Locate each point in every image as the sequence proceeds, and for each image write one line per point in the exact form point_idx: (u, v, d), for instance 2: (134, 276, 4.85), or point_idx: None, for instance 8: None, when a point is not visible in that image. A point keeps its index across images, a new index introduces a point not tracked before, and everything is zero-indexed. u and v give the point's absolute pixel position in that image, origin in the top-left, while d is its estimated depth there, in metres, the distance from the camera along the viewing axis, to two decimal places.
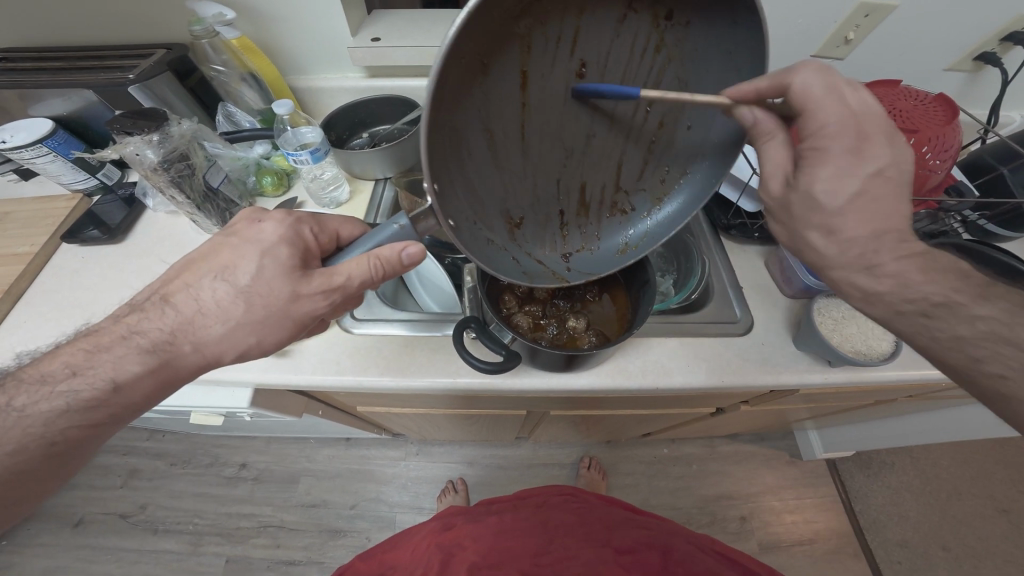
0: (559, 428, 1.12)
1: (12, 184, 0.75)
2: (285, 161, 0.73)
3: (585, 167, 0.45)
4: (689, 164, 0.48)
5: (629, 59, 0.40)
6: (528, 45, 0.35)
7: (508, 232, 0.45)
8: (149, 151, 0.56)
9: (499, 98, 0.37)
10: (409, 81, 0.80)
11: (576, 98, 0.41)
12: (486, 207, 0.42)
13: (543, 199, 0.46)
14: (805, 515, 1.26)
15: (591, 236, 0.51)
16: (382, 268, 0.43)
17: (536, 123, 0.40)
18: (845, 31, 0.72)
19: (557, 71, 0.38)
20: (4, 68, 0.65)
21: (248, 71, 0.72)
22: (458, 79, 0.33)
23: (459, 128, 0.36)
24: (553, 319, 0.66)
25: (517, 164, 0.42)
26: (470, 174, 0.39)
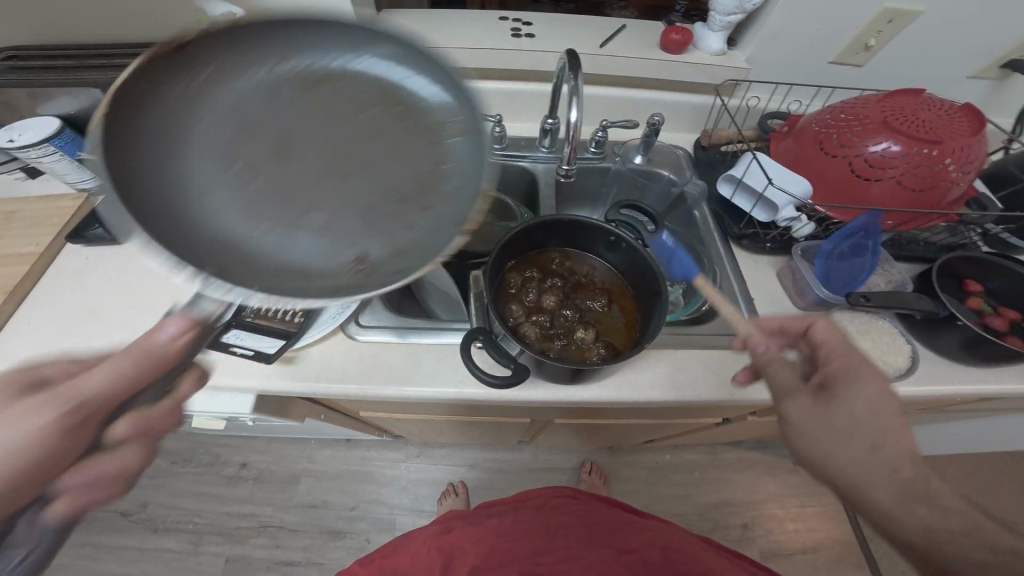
0: (562, 434, 1.11)
1: (16, 182, 0.73)
2: None
3: (383, 173, 0.43)
4: (439, 103, 0.45)
5: (202, 87, 0.41)
6: (176, 127, 0.39)
7: (356, 269, 0.38)
8: None
9: (222, 182, 0.40)
10: None
11: (244, 128, 0.42)
12: (308, 262, 0.38)
13: (362, 222, 0.40)
14: (807, 523, 1.25)
15: (438, 224, 0.41)
16: (148, 361, 0.38)
17: (294, 171, 0.41)
18: (866, 37, 0.70)
19: (186, 116, 0.40)
20: (13, 66, 0.65)
21: None
22: (177, 197, 0.38)
23: (221, 221, 0.38)
24: (561, 329, 0.63)
25: (310, 207, 0.40)
26: (260, 254, 0.38)
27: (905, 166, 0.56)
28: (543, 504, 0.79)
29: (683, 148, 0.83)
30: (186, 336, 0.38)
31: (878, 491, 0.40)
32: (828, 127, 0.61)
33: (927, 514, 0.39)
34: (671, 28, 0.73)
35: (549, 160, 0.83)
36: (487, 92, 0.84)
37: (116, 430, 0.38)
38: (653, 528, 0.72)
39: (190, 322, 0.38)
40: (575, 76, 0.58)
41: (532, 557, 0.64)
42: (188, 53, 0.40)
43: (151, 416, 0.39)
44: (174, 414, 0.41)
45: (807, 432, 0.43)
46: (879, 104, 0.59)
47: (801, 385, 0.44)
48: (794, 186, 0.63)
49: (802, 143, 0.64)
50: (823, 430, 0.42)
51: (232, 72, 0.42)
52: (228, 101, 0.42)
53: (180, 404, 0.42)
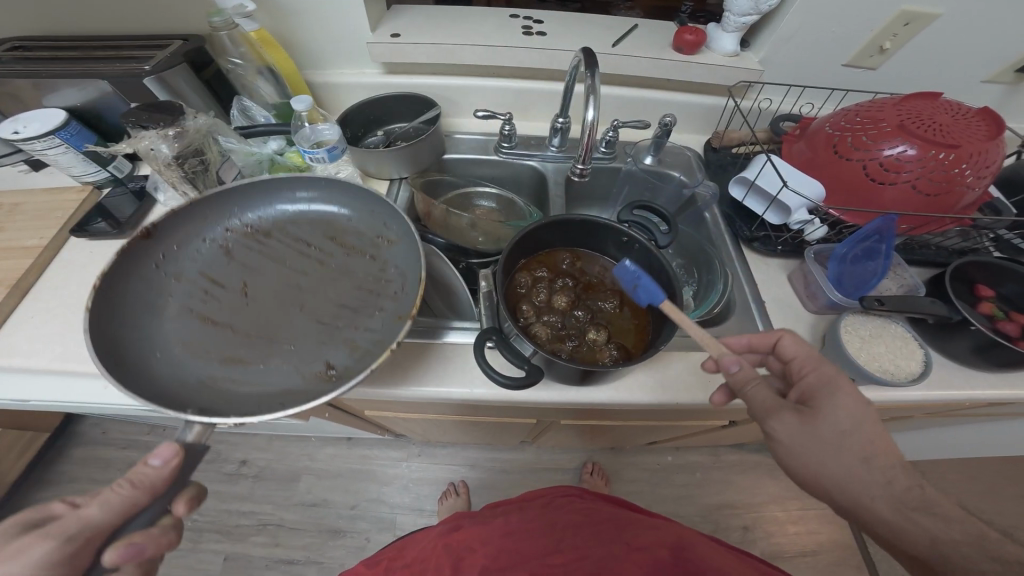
0: (565, 435, 1.10)
1: (21, 175, 0.72)
2: (300, 158, 0.69)
3: (323, 300, 0.56)
4: (360, 232, 0.61)
5: (179, 251, 0.56)
6: (160, 304, 0.52)
7: (330, 378, 0.50)
8: (164, 145, 0.55)
9: (198, 336, 0.51)
10: (426, 80, 0.82)
11: (228, 290, 0.55)
12: (291, 380, 0.50)
13: (325, 338, 0.53)
14: (808, 526, 1.25)
15: (382, 324, 0.54)
16: (145, 485, 0.38)
17: (268, 316, 0.54)
18: (881, 40, 0.70)
19: (171, 288, 0.53)
20: (17, 56, 0.63)
21: (265, 65, 0.69)
22: (190, 356, 0.49)
23: (229, 364, 0.50)
24: (572, 331, 0.63)
25: (287, 339, 0.53)
26: (242, 387, 0.48)
27: (921, 170, 0.56)
28: (549, 505, 0.78)
29: (693, 150, 0.83)
30: (173, 461, 0.39)
31: (875, 503, 0.40)
32: (843, 130, 0.61)
33: (928, 522, 0.39)
34: (685, 28, 0.72)
35: (558, 159, 0.82)
36: (497, 90, 0.84)
37: (107, 559, 0.36)
38: (664, 527, 0.71)
39: (176, 450, 0.39)
40: (592, 75, 0.58)
41: (540, 558, 0.63)
42: (153, 238, 0.54)
43: (138, 538, 0.37)
44: (167, 536, 0.38)
45: (797, 449, 0.42)
46: (895, 107, 0.59)
47: (781, 401, 0.44)
48: (807, 188, 0.62)
49: (815, 146, 0.64)
50: (812, 445, 0.42)
51: (168, 239, 0.55)
52: (170, 265, 0.55)
53: (176, 526, 0.39)
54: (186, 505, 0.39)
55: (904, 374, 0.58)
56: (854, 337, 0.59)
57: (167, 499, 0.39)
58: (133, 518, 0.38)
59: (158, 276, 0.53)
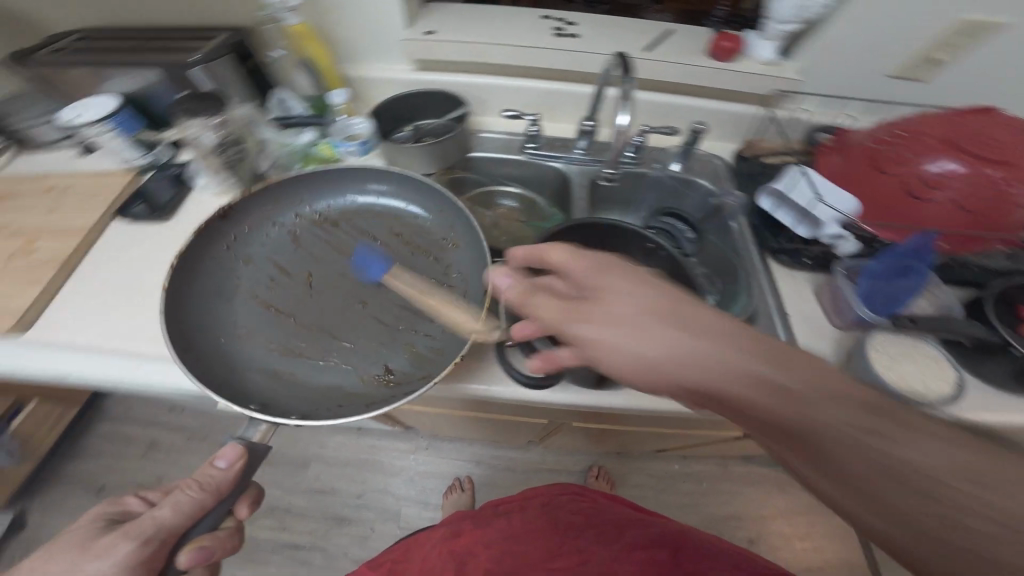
0: (574, 437, 1.10)
1: (73, 157, 0.75)
2: (330, 148, 0.71)
3: (384, 297, 0.60)
4: (423, 230, 0.66)
5: (255, 235, 0.63)
6: (232, 286, 0.59)
7: (384, 382, 0.54)
8: (206, 135, 0.59)
9: (263, 325, 0.57)
10: (456, 78, 0.82)
11: (295, 275, 0.62)
12: (346, 381, 0.54)
13: (383, 339, 0.57)
14: (815, 543, 1.23)
15: (437, 330, 0.58)
16: (206, 493, 0.44)
17: (329, 308, 0.59)
18: (934, 51, 0.67)
19: (247, 269, 0.61)
20: (81, 47, 0.66)
21: (303, 58, 0.69)
22: (256, 341, 0.56)
23: (286, 356, 0.55)
24: None
25: (343, 334, 0.57)
26: (306, 380, 0.54)
27: (965, 188, 0.55)
28: (548, 504, 0.77)
29: (723, 159, 0.82)
30: (236, 464, 0.44)
31: (740, 392, 0.35)
32: (885, 143, 0.60)
33: (825, 415, 0.34)
34: (721, 35, 0.72)
35: (584, 162, 0.82)
36: (527, 90, 0.84)
37: (180, 561, 0.43)
38: (665, 526, 0.71)
39: (239, 451, 0.45)
40: (627, 79, 0.58)
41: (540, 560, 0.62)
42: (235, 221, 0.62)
43: (208, 542, 0.44)
44: (231, 539, 0.45)
45: (654, 346, 0.37)
46: (946, 122, 0.57)
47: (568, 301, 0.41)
48: (838, 202, 0.62)
49: (852, 159, 0.63)
50: (687, 340, 0.37)
51: (242, 222, 0.63)
52: (241, 249, 0.62)
53: (237, 532, 0.46)
54: (247, 507, 0.47)
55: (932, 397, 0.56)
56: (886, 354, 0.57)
57: (228, 505, 0.46)
58: (198, 522, 0.45)
59: (231, 260, 0.61)
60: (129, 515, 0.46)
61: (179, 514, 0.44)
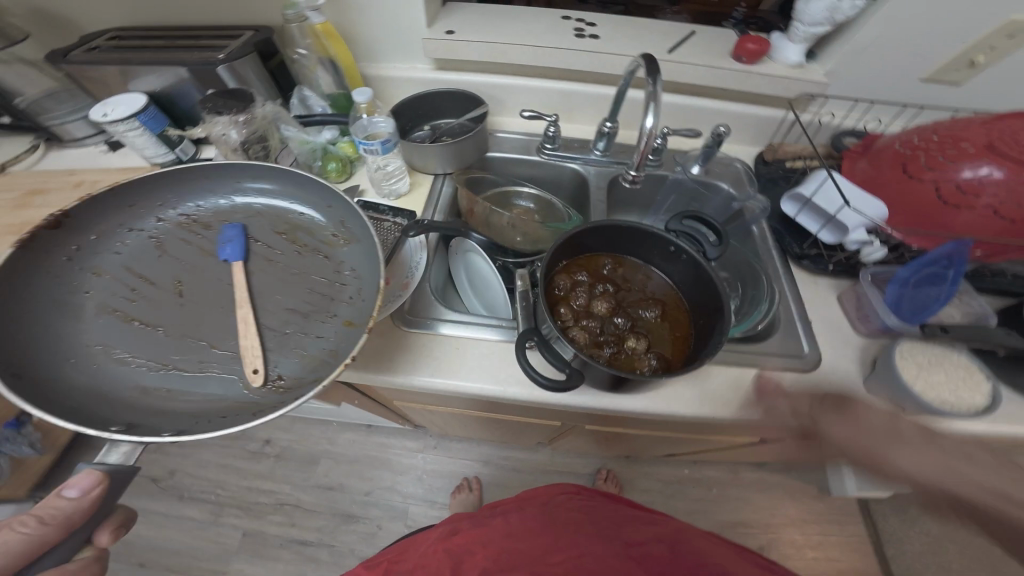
0: (584, 439, 1.10)
1: (100, 153, 0.76)
2: (352, 147, 0.70)
3: (269, 302, 0.54)
4: (313, 228, 0.60)
5: (120, 243, 0.55)
6: (77, 303, 0.50)
7: (273, 389, 0.48)
8: (233, 130, 0.60)
9: (117, 343, 0.49)
10: (475, 77, 0.82)
11: (156, 285, 0.54)
12: (227, 391, 0.47)
13: (272, 342, 0.51)
14: (828, 553, 1.21)
15: (332, 331, 0.52)
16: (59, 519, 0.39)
17: (206, 315, 0.52)
18: (975, 53, 0.65)
19: (105, 283, 0.52)
20: (113, 45, 0.67)
21: (327, 57, 0.69)
22: (107, 362, 0.47)
23: (156, 373, 0.48)
24: (611, 337, 0.62)
25: (228, 342, 0.51)
26: (177, 398, 0.46)
27: (1006, 194, 0.53)
28: (544, 502, 0.71)
29: (743, 161, 0.81)
30: (94, 491, 0.40)
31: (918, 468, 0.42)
32: (914, 148, 0.59)
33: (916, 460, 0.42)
34: (747, 36, 0.71)
35: (601, 163, 0.82)
36: (546, 91, 0.83)
37: None
38: (663, 522, 0.67)
39: (96, 477, 0.40)
40: (654, 80, 0.57)
41: (543, 557, 0.56)
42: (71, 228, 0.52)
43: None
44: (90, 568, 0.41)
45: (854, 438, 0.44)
46: (985, 126, 0.55)
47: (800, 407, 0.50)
48: (871, 209, 0.60)
49: (881, 165, 0.62)
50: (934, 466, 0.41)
51: (87, 230, 0.54)
52: (85, 259, 0.53)
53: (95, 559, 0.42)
54: (110, 534, 0.43)
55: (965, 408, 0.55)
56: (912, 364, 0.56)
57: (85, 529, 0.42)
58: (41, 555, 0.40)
59: (72, 271, 0.52)
60: None
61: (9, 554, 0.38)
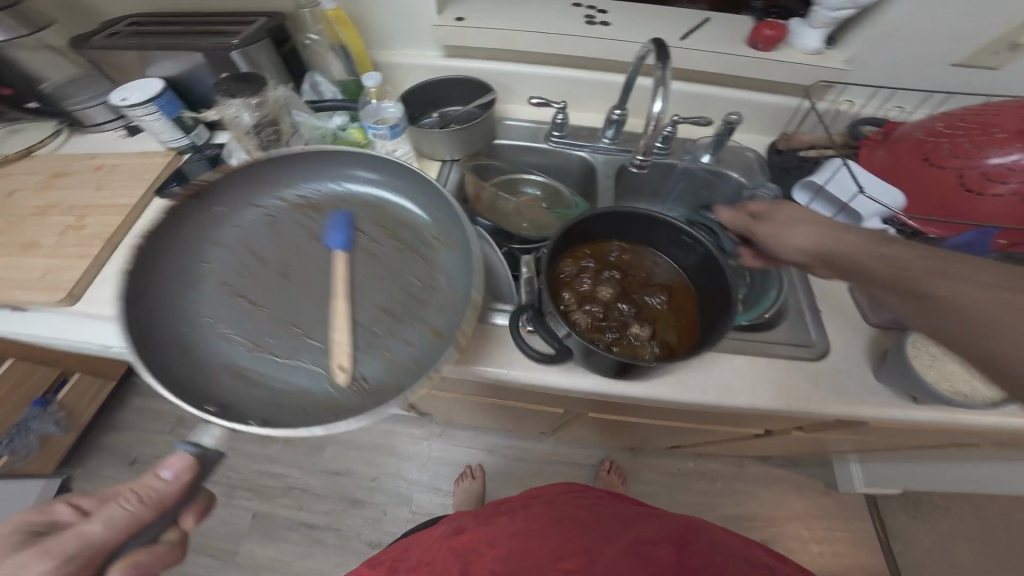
0: (589, 429, 1.10)
1: (117, 139, 0.78)
2: (360, 133, 0.69)
3: (365, 298, 0.55)
4: (418, 223, 0.60)
5: (235, 218, 0.58)
6: (198, 273, 0.54)
7: (356, 393, 0.49)
8: (246, 114, 0.61)
9: (229, 318, 0.52)
10: (483, 64, 0.82)
11: (266, 267, 0.56)
12: (312, 388, 0.49)
13: (363, 342, 0.52)
14: (832, 548, 1.21)
15: (419, 340, 0.52)
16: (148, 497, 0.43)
17: (304, 303, 0.54)
18: (1012, 36, 0.63)
19: (223, 256, 0.56)
20: (130, 31, 0.69)
21: (338, 43, 0.70)
22: (221, 334, 0.51)
23: (255, 354, 0.50)
24: (614, 324, 0.62)
25: (320, 333, 0.52)
26: (269, 383, 0.49)
27: None
28: (551, 500, 0.71)
29: (755, 150, 0.81)
30: (185, 474, 0.43)
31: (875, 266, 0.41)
32: (937, 135, 0.58)
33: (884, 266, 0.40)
34: (764, 22, 0.70)
35: (610, 151, 0.81)
36: (554, 78, 0.83)
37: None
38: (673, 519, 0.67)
39: (188, 462, 0.44)
40: (663, 66, 0.57)
41: (549, 560, 0.56)
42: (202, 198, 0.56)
43: (146, 555, 0.42)
44: (172, 553, 0.43)
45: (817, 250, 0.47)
46: (1014, 110, 0.53)
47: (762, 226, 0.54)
48: (886, 196, 0.60)
49: (899, 152, 0.61)
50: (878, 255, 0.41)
51: (216, 200, 0.58)
52: (211, 229, 0.57)
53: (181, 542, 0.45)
54: (194, 518, 0.46)
55: (973, 399, 0.54)
56: (925, 354, 0.56)
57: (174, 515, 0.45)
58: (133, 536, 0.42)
59: (200, 240, 0.56)
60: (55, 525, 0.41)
61: (110, 527, 0.41)
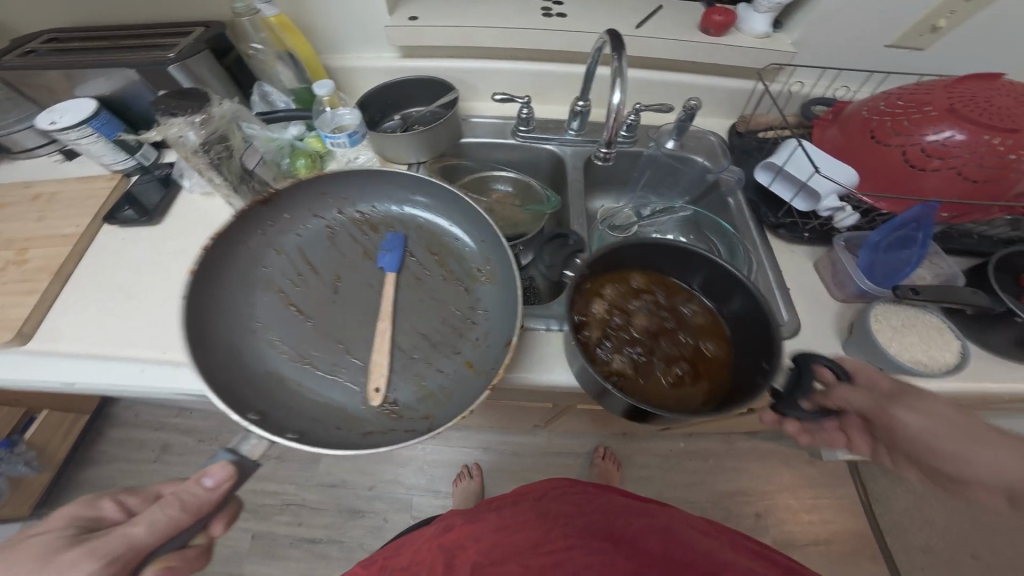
0: (580, 419, 1.12)
1: (57, 164, 0.74)
2: (319, 142, 0.71)
3: (407, 322, 0.59)
4: (468, 249, 0.65)
5: (291, 227, 0.63)
6: (261, 276, 0.59)
7: (387, 415, 0.53)
8: (191, 132, 0.56)
9: (282, 323, 0.57)
10: (442, 63, 0.80)
11: (322, 281, 0.61)
12: (346, 407, 0.53)
13: (401, 364, 0.56)
14: (822, 515, 1.25)
15: (457, 368, 0.56)
16: (188, 500, 0.43)
17: (352, 319, 0.59)
18: (937, 17, 0.66)
19: (282, 262, 0.61)
20: (54, 48, 0.65)
21: (285, 49, 0.69)
22: (277, 337, 0.56)
23: (301, 366, 0.55)
24: (615, 342, 0.58)
25: (361, 351, 0.56)
26: (309, 394, 0.53)
27: (971, 155, 0.54)
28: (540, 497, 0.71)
29: (717, 134, 0.81)
30: (224, 483, 0.43)
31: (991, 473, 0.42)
32: (882, 114, 0.59)
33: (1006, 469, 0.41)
34: (713, 8, 0.70)
35: (577, 143, 0.82)
36: (514, 72, 0.82)
37: None
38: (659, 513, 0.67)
39: (229, 472, 0.43)
40: (619, 56, 0.57)
41: (531, 550, 0.56)
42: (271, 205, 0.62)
43: (177, 562, 0.43)
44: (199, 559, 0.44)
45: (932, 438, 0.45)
46: (945, 89, 0.56)
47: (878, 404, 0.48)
48: (840, 174, 0.61)
49: (849, 132, 0.62)
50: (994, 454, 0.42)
51: (284, 209, 0.63)
52: (274, 236, 0.62)
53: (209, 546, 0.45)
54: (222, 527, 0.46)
55: (934, 366, 0.56)
56: (886, 327, 0.57)
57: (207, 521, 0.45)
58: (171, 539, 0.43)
59: (263, 244, 0.61)
60: (100, 522, 0.43)
61: (154, 529, 0.42)
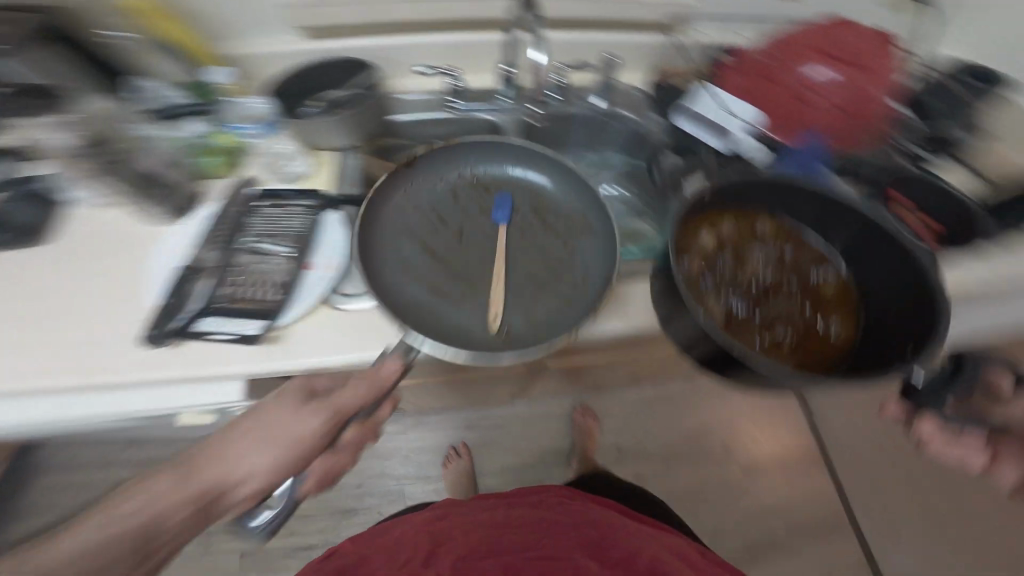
0: (554, 380, 1.17)
1: None
2: (230, 136, 0.70)
3: (520, 262, 0.63)
4: (580, 200, 0.67)
5: (399, 188, 0.65)
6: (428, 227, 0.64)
7: (504, 337, 0.58)
8: (64, 137, 0.62)
9: (423, 266, 0.62)
10: (356, 40, 0.79)
11: (461, 233, 0.65)
12: (469, 332, 0.58)
13: (529, 299, 0.60)
14: (777, 436, 1.38)
15: (566, 300, 0.61)
16: (373, 384, 0.53)
17: (481, 263, 0.63)
18: None
19: (426, 215, 0.65)
20: None
21: (162, 41, 0.69)
22: (389, 280, 0.60)
23: (430, 301, 0.59)
24: (713, 278, 0.54)
25: (478, 287, 0.61)
26: (433, 320, 0.58)
27: (833, 88, 0.67)
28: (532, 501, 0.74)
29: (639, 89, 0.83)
30: (396, 375, 0.53)
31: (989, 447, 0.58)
32: (769, 59, 0.70)
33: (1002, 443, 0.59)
34: None
35: (513, 111, 0.81)
36: (437, 45, 0.81)
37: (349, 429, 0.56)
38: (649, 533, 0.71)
39: (399, 366, 0.53)
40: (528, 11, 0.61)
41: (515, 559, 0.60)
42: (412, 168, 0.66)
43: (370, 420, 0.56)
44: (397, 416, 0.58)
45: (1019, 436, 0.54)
46: (813, 37, 0.69)
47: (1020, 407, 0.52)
48: (742, 112, 0.71)
49: (749, 76, 0.72)
50: None
51: (434, 169, 0.67)
52: (413, 194, 0.66)
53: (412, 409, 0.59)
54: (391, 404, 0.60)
55: None
56: None
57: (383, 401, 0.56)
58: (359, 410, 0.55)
59: (402, 200, 0.66)
60: (318, 391, 0.57)
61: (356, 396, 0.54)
